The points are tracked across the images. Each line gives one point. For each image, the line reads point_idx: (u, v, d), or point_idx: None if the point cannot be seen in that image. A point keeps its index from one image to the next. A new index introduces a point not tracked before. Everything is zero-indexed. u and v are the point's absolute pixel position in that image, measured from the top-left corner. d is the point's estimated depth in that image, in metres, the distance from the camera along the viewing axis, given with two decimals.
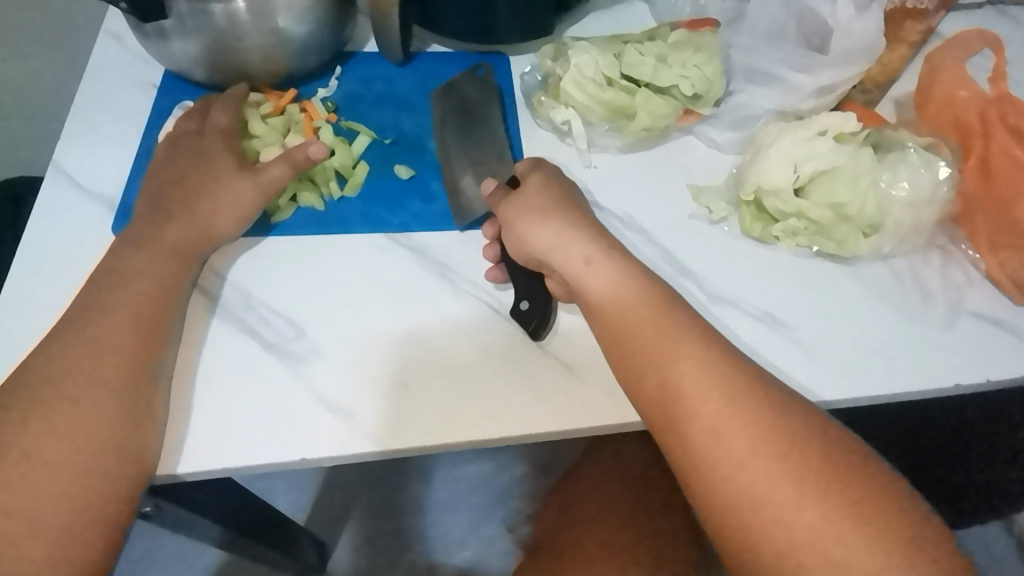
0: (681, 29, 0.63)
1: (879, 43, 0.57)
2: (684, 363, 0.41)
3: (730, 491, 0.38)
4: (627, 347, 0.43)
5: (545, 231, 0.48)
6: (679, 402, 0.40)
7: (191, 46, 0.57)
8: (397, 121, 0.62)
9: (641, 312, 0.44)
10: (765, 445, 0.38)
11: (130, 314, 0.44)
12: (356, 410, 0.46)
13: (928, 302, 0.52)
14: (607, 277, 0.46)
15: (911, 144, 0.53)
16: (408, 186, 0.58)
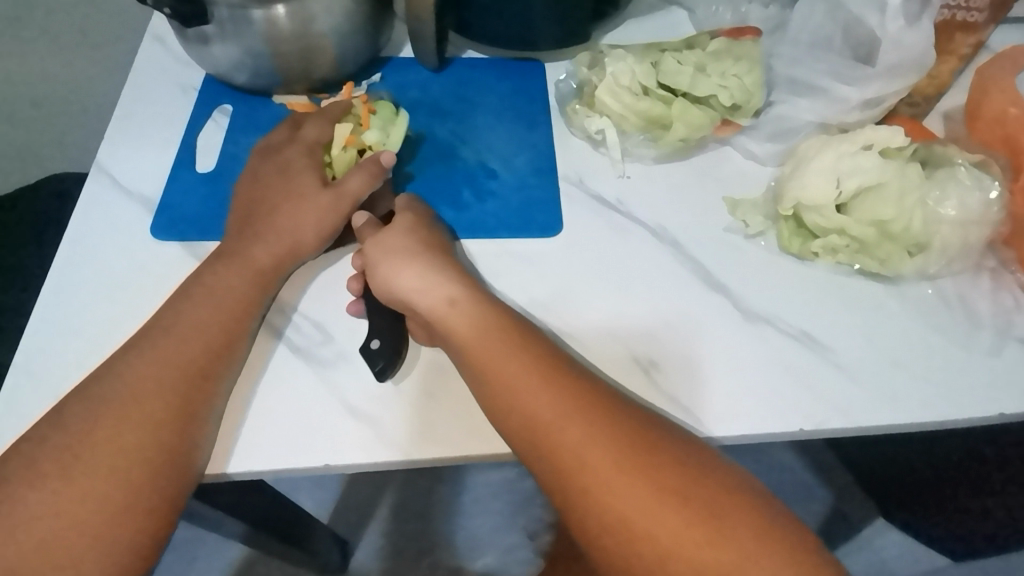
0: (720, 38, 0.61)
1: (929, 56, 0.54)
2: (547, 395, 0.41)
3: (599, 517, 0.37)
4: (490, 380, 0.42)
5: (408, 270, 0.48)
6: (545, 433, 0.40)
7: (231, 50, 0.58)
8: (430, 127, 0.62)
9: (498, 344, 0.44)
10: (623, 469, 0.38)
11: (192, 329, 0.45)
12: (379, 417, 0.46)
13: (974, 326, 0.50)
14: (465, 312, 0.45)
15: (960, 161, 0.51)
16: (439, 194, 0.58)
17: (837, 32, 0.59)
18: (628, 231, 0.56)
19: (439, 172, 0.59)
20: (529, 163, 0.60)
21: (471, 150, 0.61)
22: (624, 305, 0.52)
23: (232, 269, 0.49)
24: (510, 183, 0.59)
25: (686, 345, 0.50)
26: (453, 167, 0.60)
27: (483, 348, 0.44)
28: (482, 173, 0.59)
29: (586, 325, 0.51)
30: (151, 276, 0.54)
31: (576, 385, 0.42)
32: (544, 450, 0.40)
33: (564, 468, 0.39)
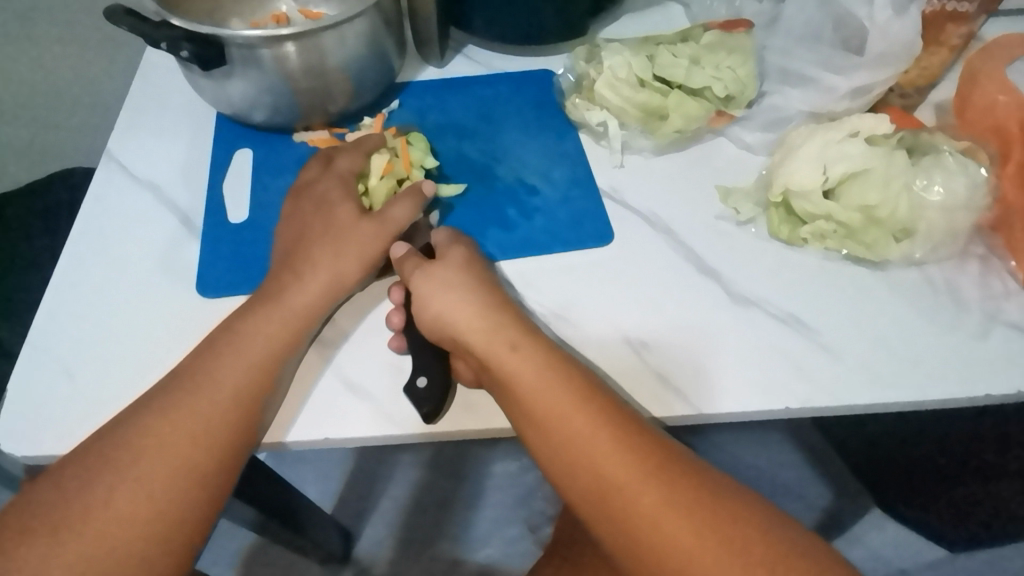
0: (715, 30, 0.63)
1: (917, 45, 0.55)
2: (611, 454, 0.40)
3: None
4: (556, 440, 0.41)
5: (462, 312, 0.46)
6: (617, 499, 0.39)
7: (248, 91, 0.59)
8: (463, 151, 0.62)
9: (560, 397, 0.42)
10: (691, 536, 0.37)
11: (227, 371, 0.44)
12: (376, 393, 0.47)
13: (962, 311, 0.51)
14: (522, 358, 0.43)
15: (946, 148, 0.52)
16: (484, 215, 0.57)
17: (827, 24, 0.60)
18: (622, 217, 0.57)
19: (478, 193, 0.59)
20: (567, 176, 0.60)
21: (507, 168, 0.61)
22: (629, 304, 0.52)
23: (267, 307, 0.47)
24: (554, 198, 0.59)
25: (681, 332, 0.51)
26: (491, 186, 0.59)
27: (546, 400, 0.42)
28: (522, 190, 0.59)
29: (585, 319, 0.51)
30: (158, 261, 0.55)
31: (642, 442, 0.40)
32: (609, 510, 0.39)
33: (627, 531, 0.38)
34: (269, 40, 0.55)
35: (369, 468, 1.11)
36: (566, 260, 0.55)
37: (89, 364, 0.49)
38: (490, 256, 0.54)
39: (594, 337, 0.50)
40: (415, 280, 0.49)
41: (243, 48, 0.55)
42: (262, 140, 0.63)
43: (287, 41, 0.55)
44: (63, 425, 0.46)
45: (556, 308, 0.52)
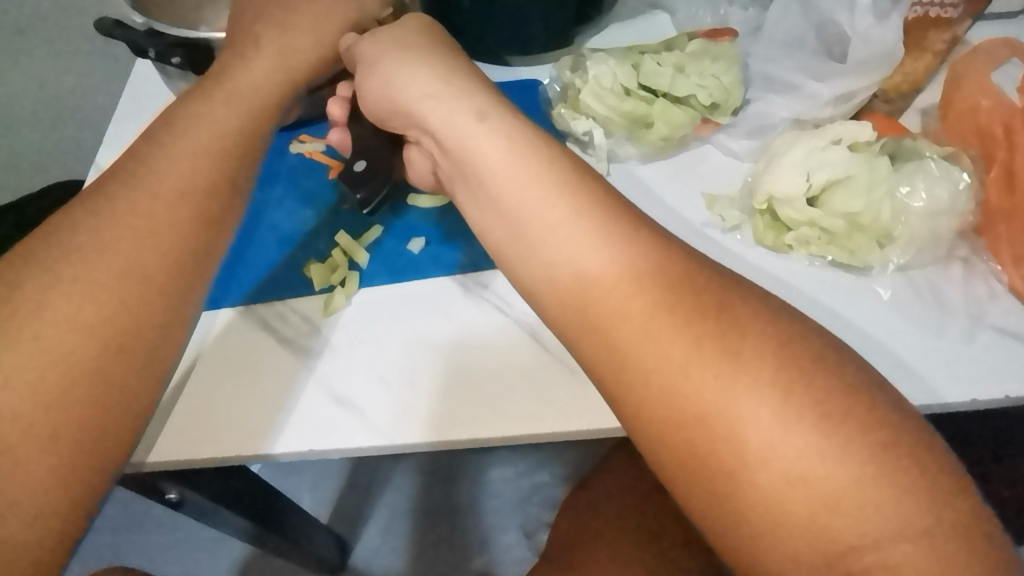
0: (698, 39, 0.63)
1: (898, 53, 0.55)
2: (679, 342, 0.31)
3: (667, 413, 0.30)
4: (535, 251, 0.36)
5: (423, 88, 0.42)
6: (604, 313, 0.33)
7: None
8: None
9: (537, 190, 0.37)
10: (690, 349, 0.31)
11: (167, 222, 0.40)
12: (364, 404, 0.47)
13: (946, 314, 0.51)
14: (555, 226, 0.35)
15: (929, 154, 0.52)
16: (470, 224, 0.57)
17: (810, 32, 0.60)
18: None
19: None
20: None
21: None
22: None
23: (205, 164, 0.43)
24: None
25: None
26: None
27: (592, 279, 0.34)
28: None
29: None
30: None
31: (721, 325, 0.31)
32: (683, 418, 0.30)
33: (710, 444, 0.29)
34: None
35: (364, 476, 1.11)
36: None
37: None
38: (476, 264, 0.54)
39: None
40: (363, 44, 0.46)
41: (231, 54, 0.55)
42: None
43: None
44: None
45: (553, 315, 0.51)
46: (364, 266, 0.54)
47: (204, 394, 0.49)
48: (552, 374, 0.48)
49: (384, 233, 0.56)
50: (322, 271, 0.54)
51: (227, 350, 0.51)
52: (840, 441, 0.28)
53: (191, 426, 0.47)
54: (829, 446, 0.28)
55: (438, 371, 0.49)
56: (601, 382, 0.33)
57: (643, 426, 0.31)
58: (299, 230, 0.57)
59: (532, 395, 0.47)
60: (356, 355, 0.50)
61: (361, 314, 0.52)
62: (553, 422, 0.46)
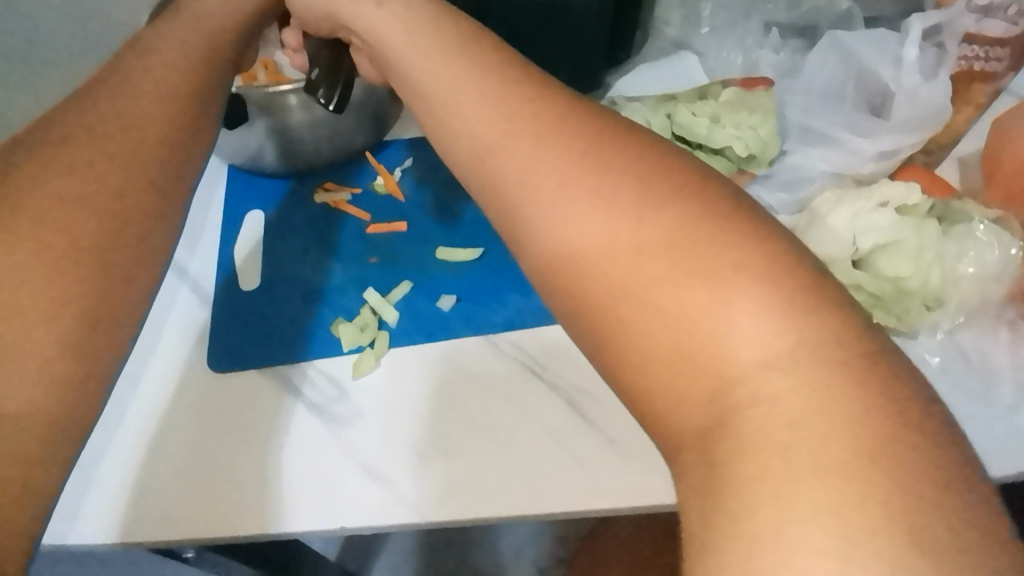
0: (734, 88, 0.62)
1: (947, 111, 0.54)
2: (695, 291, 0.25)
3: (564, 268, 0.28)
4: (448, 123, 0.34)
5: (424, 42, 0.36)
6: (496, 166, 0.31)
7: (266, 140, 0.58)
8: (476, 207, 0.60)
9: (443, 57, 0.34)
10: (586, 193, 0.28)
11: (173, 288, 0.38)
12: (396, 475, 0.46)
13: (993, 381, 0.48)
14: (552, 169, 0.29)
15: (979, 218, 0.51)
16: (503, 279, 0.56)
17: (849, 83, 0.60)
18: None
19: (497, 257, 0.57)
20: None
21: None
22: None
23: None
24: None
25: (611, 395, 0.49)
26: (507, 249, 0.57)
27: (590, 225, 0.28)
28: None
29: (599, 384, 0.49)
30: (177, 337, 0.54)
31: (628, 182, 0.28)
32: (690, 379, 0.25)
33: (574, 280, 0.28)
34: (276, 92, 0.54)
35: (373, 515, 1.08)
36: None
37: (114, 454, 0.48)
38: (508, 323, 0.53)
39: (615, 411, 0.48)
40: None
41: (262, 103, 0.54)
42: (271, 199, 0.62)
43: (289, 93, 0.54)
44: (85, 520, 0.45)
45: (579, 377, 0.50)
46: (393, 325, 0.53)
47: (225, 457, 0.47)
48: (589, 445, 0.47)
49: (413, 290, 0.55)
50: (350, 331, 0.52)
51: (250, 408, 0.50)
52: (878, 429, 0.22)
53: (213, 495, 0.46)
54: (866, 432, 0.22)
55: (470, 440, 0.47)
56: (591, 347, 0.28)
57: (638, 390, 0.26)
58: (325, 285, 0.56)
59: (567, 467, 0.46)
60: (384, 421, 0.48)
61: (389, 377, 0.50)
62: (589, 495, 0.44)
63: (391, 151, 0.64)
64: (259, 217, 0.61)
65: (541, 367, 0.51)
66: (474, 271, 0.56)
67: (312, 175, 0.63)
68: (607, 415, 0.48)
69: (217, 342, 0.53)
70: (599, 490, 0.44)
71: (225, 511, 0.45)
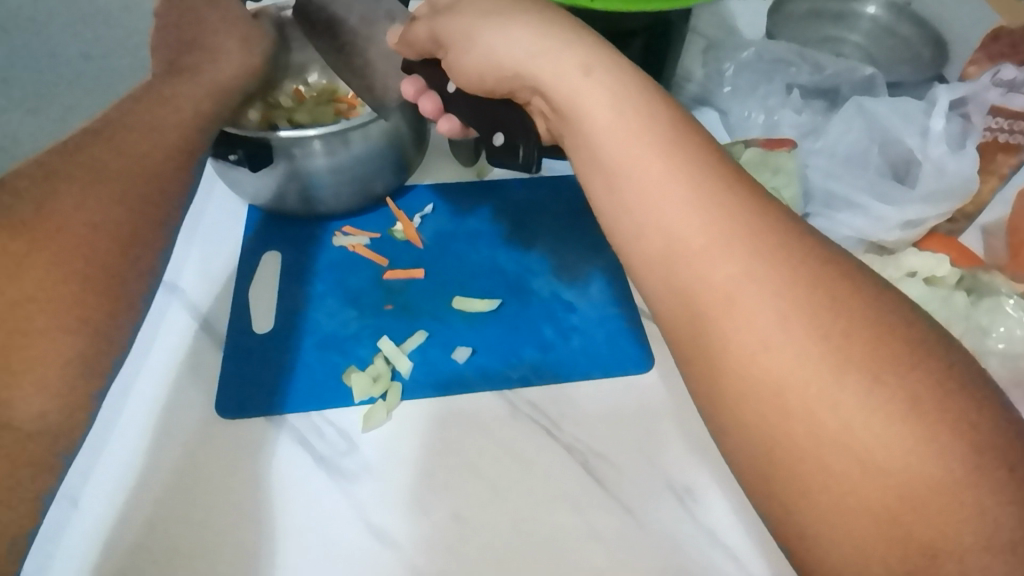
0: (757, 148, 0.62)
1: (973, 184, 0.54)
2: (913, 457, 0.24)
3: (785, 429, 0.26)
4: (636, 210, 0.31)
5: (609, 118, 0.34)
6: (702, 278, 0.29)
7: (288, 184, 0.58)
8: (496, 259, 0.60)
9: (647, 141, 0.32)
10: (836, 354, 0.26)
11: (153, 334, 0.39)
12: (405, 538, 0.44)
13: None
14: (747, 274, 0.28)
15: (1008, 291, 0.50)
16: (523, 334, 0.55)
17: (873, 149, 0.59)
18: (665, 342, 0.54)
19: (515, 309, 0.56)
20: (605, 295, 0.58)
21: (543, 281, 0.58)
22: (626, 438, 0.49)
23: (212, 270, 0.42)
24: (591, 317, 0.56)
25: (634, 464, 0.47)
26: (527, 302, 0.57)
27: (790, 343, 0.26)
28: (560, 306, 0.57)
29: (618, 450, 0.48)
30: (183, 375, 0.53)
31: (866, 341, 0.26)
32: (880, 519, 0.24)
33: (796, 442, 0.26)
34: (301, 138, 0.54)
35: None
36: (604, 386, 0.52)
37: (92, 489, 0.46)
38: (523, 381, 0.52)
39: (633, 482, 0.46)
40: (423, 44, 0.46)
41: (290, 145, 0.54)
42: (289, 240, 0.62)
43: (315, 140, 0.54)
44: (65, 563, 0.43)
45: (603, 444, 0.48)
46: (407, 376, 0.52)
47: (206, 510, 0.46)
48: (607, 516, 0.45)
49: (428, 340, 0.54)
50: (363, 381, 0.51)
51: (245, 458, 0.48)
52: None
53: (190, 538, 0.45)
54: None
55: (487, 503, 0.45)
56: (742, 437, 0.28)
57: (807, 531, 0.25)
58: (339, 332, 0.55)
59: (585, 538, 0.44)
60: (397, 480, 0.46)
61: (403, 433, 0.49)
62: (609, 568, 0.43)
63: (411, 198, 0.65)
64: (277, 257, 0.61)
65: (562, 429, 0.49)
66: (494, 323, 0.55)
67: (328, 219, 0.63)
68: (634, 487, 0.46)
69: (228, 385, 0.52)
70: (622, 564, 0.43)
71: (194, 572, 0.43)
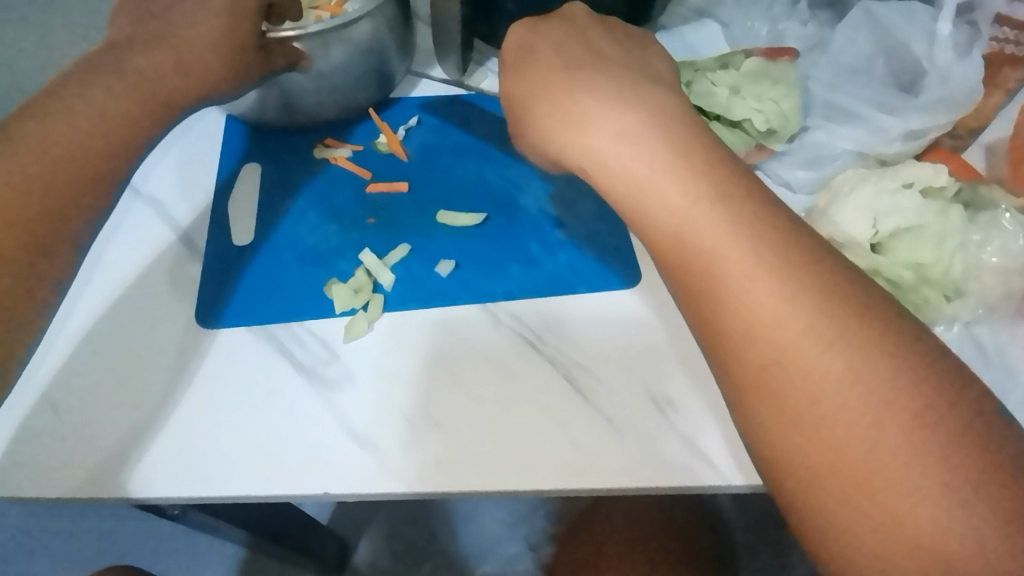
0: (757, 58, 0.59)
1: (978, 92, 0.52)
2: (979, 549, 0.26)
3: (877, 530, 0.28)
4: (727, 325, 0.34)
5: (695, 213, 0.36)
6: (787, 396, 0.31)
7: (266, 92, 0.56)
8: (482, 174, 0.58)
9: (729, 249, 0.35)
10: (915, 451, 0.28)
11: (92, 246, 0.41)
12: (384, 444, 0.44)
13: (1010, 379, 0.47)
14: (783, 319, 0.32)
15: (1006, 205, 0.48)
16: (507, 249, 0.54)
17: (879, 59, 0.56)
18: (652, 258, 0.53)
19: (501, 223, 0.55)
20: (594, 210, 0.56)
21: (530, 196, 0.57)
22: (607, 352, 0.48)
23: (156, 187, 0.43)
24: (578, 233, 0.55)
25: (616, 375, 0.47)
26: (513, 217, 0.56)
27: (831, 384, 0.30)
28: (546, 222, 0.55)
29: (600, 362, 0.48)
30: (163, 289, 0.52)
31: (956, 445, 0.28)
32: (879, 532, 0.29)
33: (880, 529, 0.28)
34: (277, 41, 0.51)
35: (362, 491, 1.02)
36: (588, 301, 0.51)
37: (79, 400, 0.47)
38: (508, 294, 0.51)
39: (615, 393, 0.46)
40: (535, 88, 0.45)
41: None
42: (269, 153, 0.60)
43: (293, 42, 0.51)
44: (54, 472, 0.44)
45: (582, 358, 0.48)
46: (389, 290, 0.51)
47: (139, 413, 0.46)
48: (586, 425, 0.45)
49: (411, 254, 0.53)
50: (345, 293, 0.50)
51: (203, 366, 0.48)
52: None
53: (171, 450, 0.45)
54: None
55: (468, 411, 0.45)
56: (758, 441, 0.33)
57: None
58: (320, 246, 0.54)
59: (563, 445, 0.44)
60: (378, 390, 0.46)
61: (384, 344, 0.48)
62: (583, 474, 0.43)
63: (395, 111, 0.62)
64: (257, 171, 0.59)
65: (543, 342, 0.49)
66: (479, 238, 0.54)
67: (310, 131, 0.61)
68: (615, 399, 0.46)
69: (208, 301, 0.51)
70: (595, 470, 0.43)
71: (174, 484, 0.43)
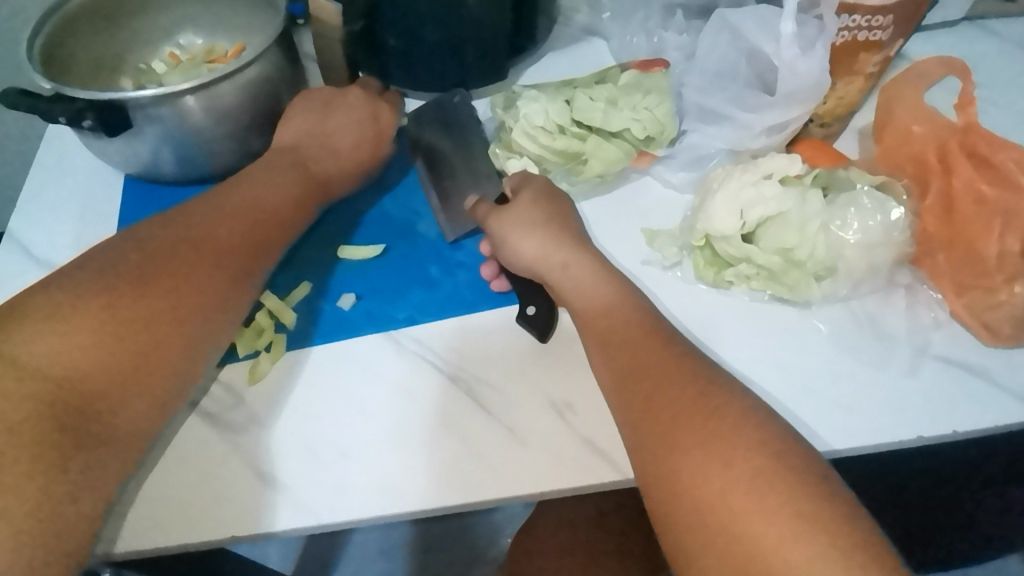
0: (631, 70, 0.63)
1: (824, 81, 0.54)
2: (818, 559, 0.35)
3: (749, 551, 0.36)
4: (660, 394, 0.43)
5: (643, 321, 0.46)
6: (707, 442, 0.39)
7: (160, 148, 0.57)
8: (382, 206, 0.60)
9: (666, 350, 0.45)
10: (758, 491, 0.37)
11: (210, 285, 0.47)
12: (292, 480, 0.45)
13: (890, 345, 0.50)
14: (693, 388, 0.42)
15: (861, 185, 0.52)
16: (408, 276, 0.55)
17: (741, 60, 0.59)
18: None
19: (401, 250, 0.57)
20: None
21: (429, 223, 0.59)
22: (509, 367, 0.50)
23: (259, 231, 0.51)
24: (477, 251, 0.57)
25: (521, 383, 0.49)
26: (412, 244, 0.57)
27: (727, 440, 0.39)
28: (446, 245, 0.57)
29: (501, 375, 0.49)
30: None
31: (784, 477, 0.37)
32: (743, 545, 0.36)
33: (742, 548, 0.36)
34: (165, 98, 0.53)
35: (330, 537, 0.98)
36: (487, 318, 0.53)
37: None
38: (410, 319, 0.53)
39: (517, 404, 0.48)
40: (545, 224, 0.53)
41: (152, 107, 0.53)
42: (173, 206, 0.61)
43: (184, 95, 0.53)
44: None
45: (483, 376, 0.49)
46: (292, 328, 0.52)
47: None
48: (488, 440, 0.47)
49: (313, 291, 0.54)
50: (244, 337, 0.51)
51: None
52: None
53: None
54: None
55: (375, 440, 0.47)
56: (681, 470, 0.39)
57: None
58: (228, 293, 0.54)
59: (465, 460, 0.46)
60: (285, 430, 0.47)
61: (289, 382, 0.49)
62: (491, 487, 0.45)
63: None
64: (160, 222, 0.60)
65: (447, 365, 0.50)
66: (382, 267, 0.56)
67: (210, 181, 0.62)
68: (520, 411, 0.48)
69: None
70: (501, 482, 0.45)
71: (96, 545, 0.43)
